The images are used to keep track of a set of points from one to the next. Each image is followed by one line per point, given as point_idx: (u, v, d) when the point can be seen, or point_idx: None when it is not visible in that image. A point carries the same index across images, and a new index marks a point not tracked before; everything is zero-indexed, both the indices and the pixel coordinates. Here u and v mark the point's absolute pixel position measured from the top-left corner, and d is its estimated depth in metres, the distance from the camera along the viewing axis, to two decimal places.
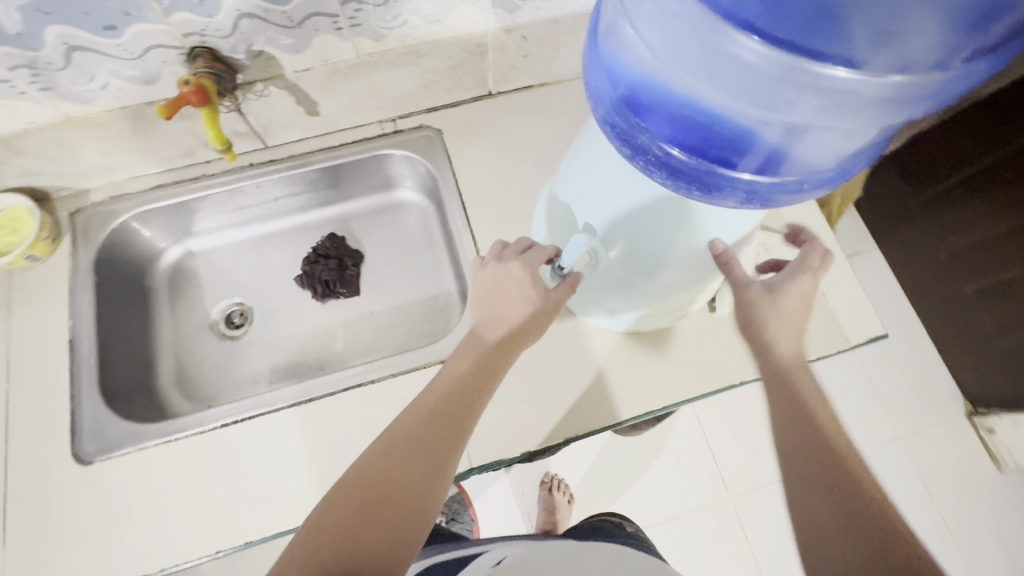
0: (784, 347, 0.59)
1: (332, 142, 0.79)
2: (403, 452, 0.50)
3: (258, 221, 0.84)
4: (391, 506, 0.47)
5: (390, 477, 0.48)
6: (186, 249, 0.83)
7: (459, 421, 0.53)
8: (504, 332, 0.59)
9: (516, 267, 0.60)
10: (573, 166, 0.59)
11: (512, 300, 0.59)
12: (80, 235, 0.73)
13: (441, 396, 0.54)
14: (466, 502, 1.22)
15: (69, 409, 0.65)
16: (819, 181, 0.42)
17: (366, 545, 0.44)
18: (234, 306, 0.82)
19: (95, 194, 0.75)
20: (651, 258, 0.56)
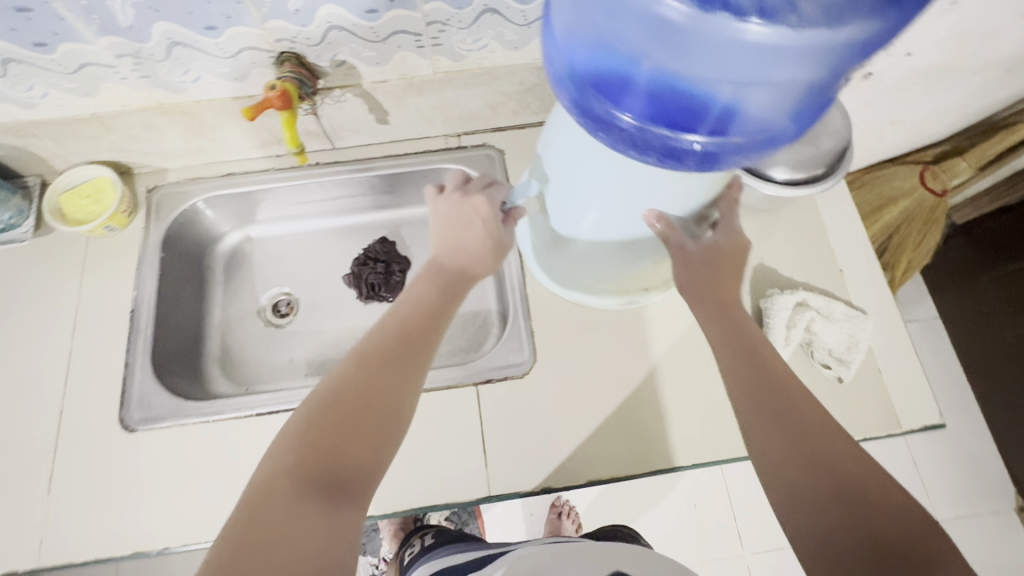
0: (717, 290, 0.57)
1: (396, 150, 0.82)
2: (369, 372, 0.50)
3: (315, 217, 0.87)
4: (358, 420, 0.47)
5: (349, 394, 0.48)
6: (245, 235, 0.87)
7: (422, 341, 0.54)
8: (462, 261, 0.60)
9: (478, 201, 0.63)
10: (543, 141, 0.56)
11: (472, 229, 0.61)
12: (154, 211, 0.77)
13: (400, 321, 0.55)
14: (477, 514, 1.23)
15: (121, 375, 0.69)
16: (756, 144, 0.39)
17: (337, 458, 0.44)
18: (283, 295, 0.85)
19: (171, 175, 0.79)
20: (622, 230, 0.56)
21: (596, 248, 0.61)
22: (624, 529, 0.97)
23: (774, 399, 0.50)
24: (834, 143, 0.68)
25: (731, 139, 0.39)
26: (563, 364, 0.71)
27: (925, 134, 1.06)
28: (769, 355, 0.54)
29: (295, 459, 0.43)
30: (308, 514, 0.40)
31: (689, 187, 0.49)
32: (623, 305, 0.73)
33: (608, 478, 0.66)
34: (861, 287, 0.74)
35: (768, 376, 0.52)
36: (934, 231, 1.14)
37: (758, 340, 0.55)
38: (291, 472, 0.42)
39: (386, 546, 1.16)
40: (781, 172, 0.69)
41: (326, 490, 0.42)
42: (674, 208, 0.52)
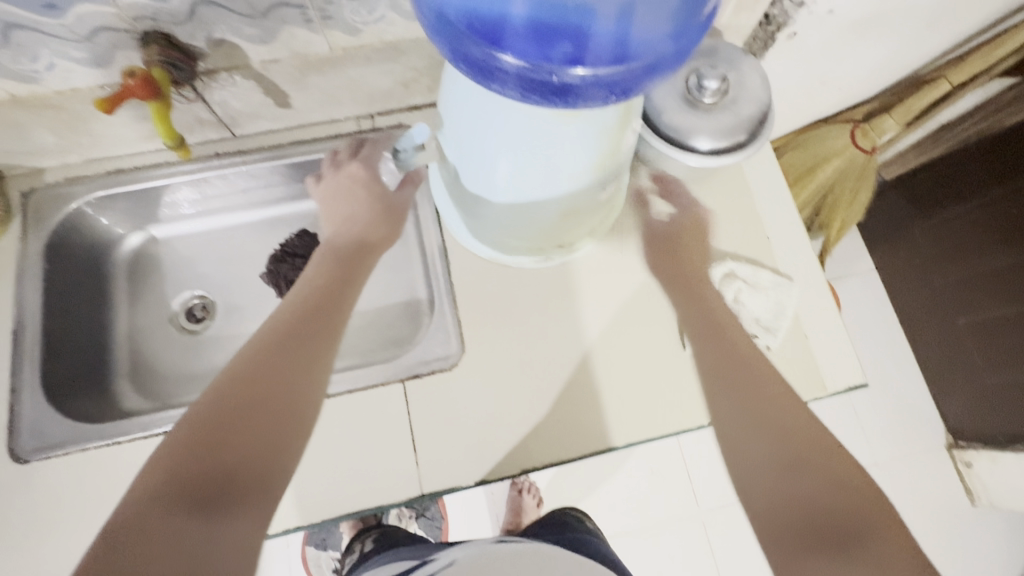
0: (688, 273, 0.70)
1: (307, 136, 0.76)
2: (274, 355, 0.50)
3: (225, 212, 0.81)
4: (262, 403, 0.47)
5: (247, 384, 0.48)
6: (147, 236, 0.80)
7: (329, 318, 0.55)
8: (358, 229, 0.65)
9: (358, 169, 0.68)
10: (443, 99, 0.54)
11: (358, 199, 0.67)
12: (32, 217, 0.70)
13: (303, 305, 0.56)
14: (437, 500, 1.22)
15: (8, 402, 0.63)
16: (641, 69, 0.38)
17: (232, 450, 0.44)
18: (196, 298, 0.79)
19: (50, 175, 0.71)
20: (528, 185, 0.56)
21: (503, 205, 0.60)
22: (572, 509, 0.99)
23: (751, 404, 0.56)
24: (754, 109, 0.67)
25: (616, 68, 0.38)
26: (494, 353, 0.69)
27: (854, 93, 1.06)
28: (739, 338, 0.63)
29: (179, 456, 0.42)
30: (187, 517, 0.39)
31: (585, 136, 0.50)
32: (537, 264, 0.72)
33: (544, 464, 0.65)
34: (790, 253, 0.74)
35: (743, 386, 0.58)
36: (864, 188, 1.16)
37: (748, 353, 0.61)
38: (172, 474, 0.41)
39: (345, 540, 1.14)
40: (707, 142, 0.67)
41: (213, 486, 0.42)
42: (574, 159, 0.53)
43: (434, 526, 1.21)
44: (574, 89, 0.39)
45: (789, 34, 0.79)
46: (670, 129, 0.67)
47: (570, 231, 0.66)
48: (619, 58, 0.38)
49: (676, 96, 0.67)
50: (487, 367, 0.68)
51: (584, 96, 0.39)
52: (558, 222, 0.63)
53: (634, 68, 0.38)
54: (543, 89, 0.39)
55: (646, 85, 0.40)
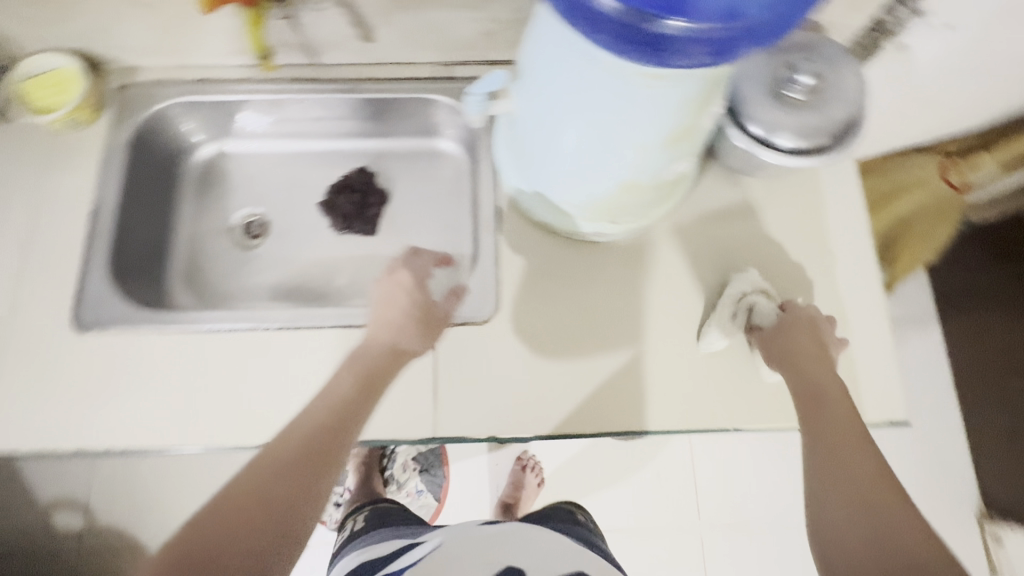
0: (798, 355, 0.61)
1: (383, 74, 0.77)
2: (264, 488, 0.47)
3: (294, 137, 0.83)
4: (247, 542, 0.44)
5: (254, 505, 0.46)
6: (220, 148, 0.83)
7: (333, 449, 0.52)
8: (389, 340, 0.61)
9: (404, 275, 0.64)
10: (523, 47, 0.54)
11: (398, 308, 0.62)
12: (123, 110, 0.74)
13: (312, 427, 0.53)
14: (443, 458, 1.25)
15: (75, 274, 0.68)
16: (740, 29, 0.37)
17: None
18: (254, 216, 0.82)
19: (144, 73, 0.75)
20: (596, 149, 0.55)
21: (564, 167, 0.59)
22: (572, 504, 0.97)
23: (842, 448, 0.52)
24: (845, 115, 0.63)
25: (715, 24, 0.36)
26: (526, 316, 0.69)
27: (953, 124, 0.98)
28: (836, 396, 0.56)
29: None
30: None
31: (663, 102, 0.48)
32: (585, 237, 0.71)
33: (556, 433, 0.65)
34: (851, 273, 0.71)
35: (828, 438, 0.53)
36: (943, 228, 1.09)
37: (834, 395, 0.57)
38: None
39: (350, 478, 1.19)
40: (789, 141, 0.64)
41: None
42: (646, 127, 0.51)
43: (435, 483, 1.24)
44: (669, 42, 0.38)
45: (896, 45, 0.74)
46: (752, 123, 0.64)
47: (626, 209, 0.64)
48: (720, 14, 0.36)
49: (765, 89, 0.64)
50: (517, 328, 0.68)
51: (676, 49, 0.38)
52: (617, 196, 0.62)
53: (734, 28, 0.37)
54: (636, 39, 0.38)
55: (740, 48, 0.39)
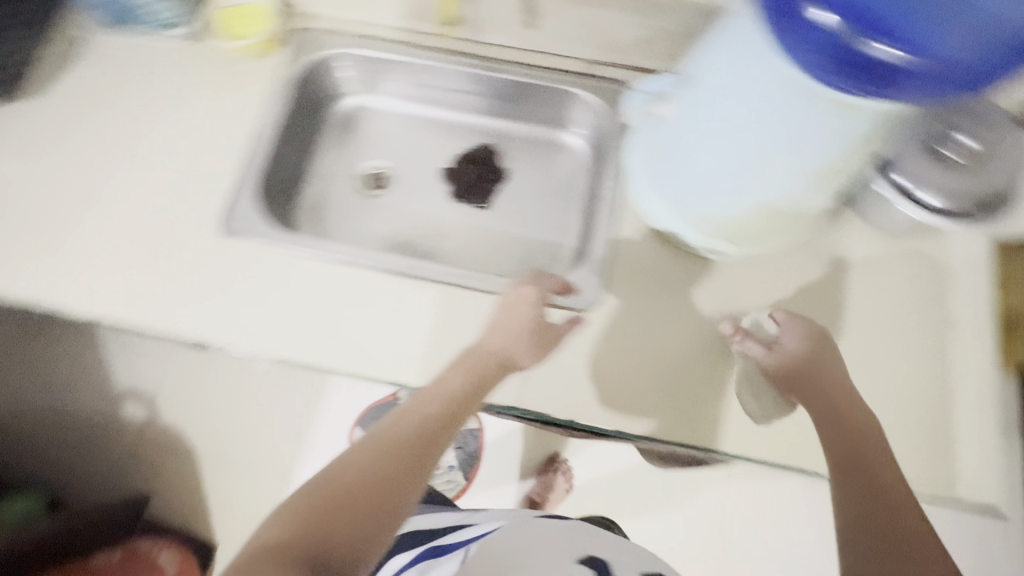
0: (817, 378, 0.63)
1: (533, 61, 0.80)
2: (382, 468, 0.56)
3: (433, 105, 0.89)
4: (366, 503, 0.54)
5: (373, 475, 0.56)
6: (365, 102, 0.89)
7: (438, 440, 0.61)
8: (501, 345, 0.65)
9: (529, 290, 0.67)
10: (700, 56, 0.57)
11: (518, 320, 0.66)
12: (297, 50, 0.81)
13: (424, 419, 0.61)
14: (478, 441, 1.28)
15: (230, 185, 0.75)
16: (931, 73, 0.40)
17: (343, 534, 0.52)
18: (381, 169, 0.88)
19: (321, 21, 0.82)
20: (746, 168, 0.56)
21: (704, 179, 0.61)
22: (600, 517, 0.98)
23: (864, 491, 0.58)
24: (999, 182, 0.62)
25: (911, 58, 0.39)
26: (624, 315, 0.71)
27: None
28: (857, 419, 0.61)
29: (306, 524, 0.51)
30: None
31: (834, 133, 0.49)
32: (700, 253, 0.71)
33: (635, 433, 0.67)
34: (963, 344, 0.69)
35: (856, 472, 0.59)
36: None
37: (855, 419, 0.61)
38: (295, 539, 0.50)
39: None
40: (939, 199, 0.62)
41: (323, 565, 0.49)
42: (806, 154, 0.52)
43: (467, 462, 1.28)
44: (861, 62, 0.41)
45: None
46: (897, 175, 0.64)
47: (752, 234, 0.65)
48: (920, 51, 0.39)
49: (918, 145, 0.64)
50: (614, 323, 0.71)
51: (865, 71, 0.41)
52: (749, 219, 0.62)
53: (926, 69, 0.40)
54: (846, 57, 0.41)
55: (922, 90, 0.41)
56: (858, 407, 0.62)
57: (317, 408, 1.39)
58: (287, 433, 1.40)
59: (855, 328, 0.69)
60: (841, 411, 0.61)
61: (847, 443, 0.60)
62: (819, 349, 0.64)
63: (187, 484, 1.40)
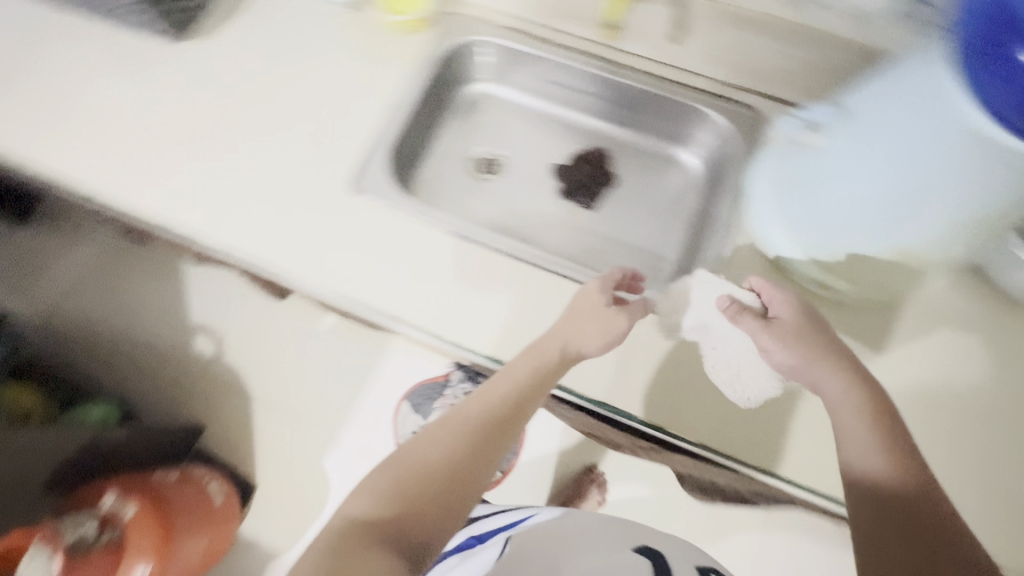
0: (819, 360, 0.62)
1: (668, 75, 0.82)
2: (452, 453, 0.59)
3: (557, 103, 0.92)
4: (440, 485, 0.57)
5: (445, 460, 0.59)
6: (491, 90, 0.93)
7: (508, 427, 0.63)
8: (566, 337, 0.67)
9: (593, 286, 0.70)
10: (859, 98, 0.59)
11: (583, 315, 0.68)
12: (445, 31, 0.85)
13: (492, 406, 0.63)
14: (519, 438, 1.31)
15: (366, 147, 0.80)
16: None
17: (418, 513, 0.55)
18: (495, 156, 0.92)
19: (472, 8, 0.86)
20: (886, 210, 0.56)
21: (837, 216, 0.61)
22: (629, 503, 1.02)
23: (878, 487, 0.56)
24: None
25: None
26: None
27: None
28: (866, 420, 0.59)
29: (384, 504, 0.55)
30: (381, 556, 0.50)
31: (994, 187, 0.49)
32: (812, 290, 0.72)
33: (717, 449, 0.68)
34: None
35: (867, 464, 0.57)
36: None
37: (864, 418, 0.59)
38: (375, 517, 0.54)
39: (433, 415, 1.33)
40: None
41: (401, 539, 0.53)
42: (959, 205, 0.52)
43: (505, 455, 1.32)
44: None
45: None
46: None
47: (872, 278, 0.65)
48: None
49: None
50: (710, 341, 0.71)
51: None
52: (875, 263, 0.62)
53: None
54: None
55: None
56: (868, 405, 0.60)
57: (370, 375, 1.45)
58: (338, 393, 1.46)
59: (947, 386, 0.69)
60: (847, 389, 0.61)
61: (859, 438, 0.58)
62: (812, 322, 0.65)
63: (238, 423, 1.47)
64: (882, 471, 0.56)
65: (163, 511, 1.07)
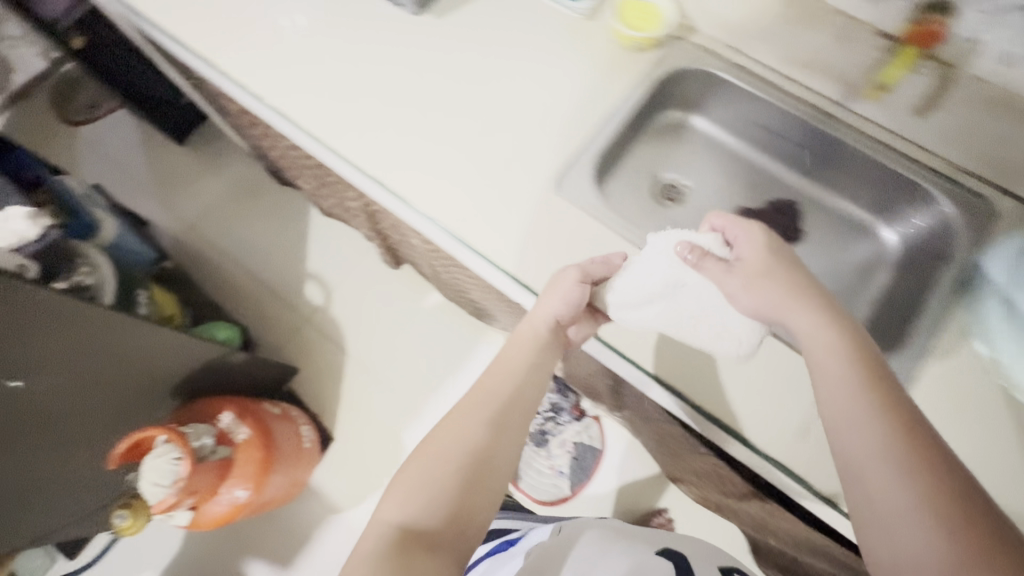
0: (793, 311, 0.59)
1: (895, 145, 0.79)
2: (465, 448, 0.59)
3: (754, 148, 0.91)
4: (458, 479, 0.57)
5: (455, 455, 0.59)
6: (690, 120, 0.92)
7: (517, 413, 0.64)
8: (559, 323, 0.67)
9: (569, 271, 0.68)
10: None
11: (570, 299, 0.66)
12: (670, 54, 0.85)
13: (495, 393, 0.64)
14: (595, 457, 1.41)
15: (575, 149, 0.81)
16: None
17: (443, 510, 0.56)
18: (679, 185, 0.92)
19: (699, 38, 0.86)
20: None
21: None
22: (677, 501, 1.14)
23: (865, 451, 0.52)
24: None
25: None
26: None
27: None
28: (845, 375, 0.55)
29: (406, 511, 0.56)
30: (417, 561, 0.52)
31: None
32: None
33: None
34: None
35: (852, 424, 0.53)
36: None
37: (846, 377, 0.55)
38: (401, 527, 0.55)
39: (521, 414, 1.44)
40: None
41: (434, 541, 0.54)
42: None
43: (578, 473, 1.39)
44: None
45: None
46: None
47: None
48: None
49: None
50: None
51: None
52: None
53: None
54: None
55: None
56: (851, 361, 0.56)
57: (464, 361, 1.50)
58: (430, 369, 1.50)
59: None
60: (823, 327, 0.58)
61: (842, 397, 0.55)
62: (780, 253, 0.62)
63: (328, 377, 1.51)
64: (868, 412, 0.53)
65: (268, 440, 1.12)
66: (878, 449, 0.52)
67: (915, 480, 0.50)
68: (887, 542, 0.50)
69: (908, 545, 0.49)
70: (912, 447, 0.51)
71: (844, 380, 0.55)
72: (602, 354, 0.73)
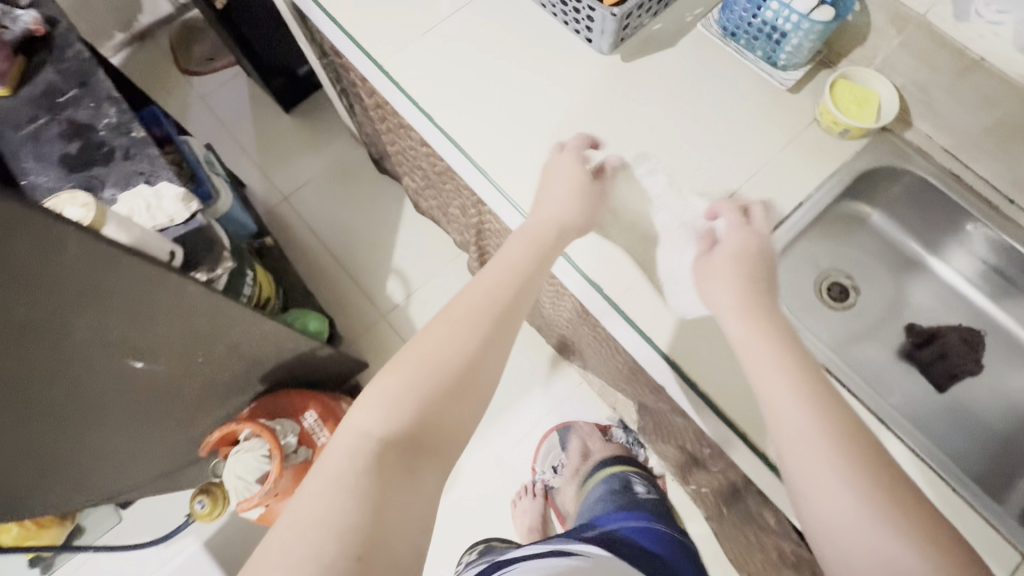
0: (740, 309, 0.60)
1: None
2: (453, 355, 0.57)
3: (938, 258, 0.85)
4: (445, 381, 0.56)
5: (441, 360, 0.57)
6: (873, 215, 0.85)
7: (511, 316, 0.62)
8: (564, 232, 0.68)
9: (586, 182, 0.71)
10: None
11: (575, 200, 0.69)
12: (877, 147, 0.78)
13: (486, 299, 0.62)
14: None
15: None
16: None
17: (430, 412, 0.54)
18: (844, 281, 0.85)
19: (911, 134, 0.79)
20: None
21: None
22: (630, 474, 1.32)
23: (804, 447, 0.51)
24: None
25: None
26: None
27: None
28: (781, 379, 0.54)
29: (388, 417, 0.53)
30: (398, 465, 0.50)
31: None
32: None
33: None
34: None
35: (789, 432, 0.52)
36: None
37: (785, 381, 0.54)
38: (383, 438, 0.52)
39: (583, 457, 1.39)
40: None
41: (417, 446, 0.52)
42: None
43: None
44: None
45: None
46: None
47: None
48: None
49: None
50: None
51: None
52: None
53: None
54: None
55: None
56: (786, 354, 0.56)
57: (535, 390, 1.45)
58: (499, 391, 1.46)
59: None
60: (761, 329, 0.58)
61: (777, 393, 0.54)
62: (752, 249, 0.66)
63: None
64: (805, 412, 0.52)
65: None
66: (812, 435, 0.51)
67: (841, 456, 0.50)
68: (811, 508, 0.50)
69: (840, 525, 0.48)
70: (830, 413, 0.52)
71: (783, 379, 0.54)
72: (758, 471, 0.67)
